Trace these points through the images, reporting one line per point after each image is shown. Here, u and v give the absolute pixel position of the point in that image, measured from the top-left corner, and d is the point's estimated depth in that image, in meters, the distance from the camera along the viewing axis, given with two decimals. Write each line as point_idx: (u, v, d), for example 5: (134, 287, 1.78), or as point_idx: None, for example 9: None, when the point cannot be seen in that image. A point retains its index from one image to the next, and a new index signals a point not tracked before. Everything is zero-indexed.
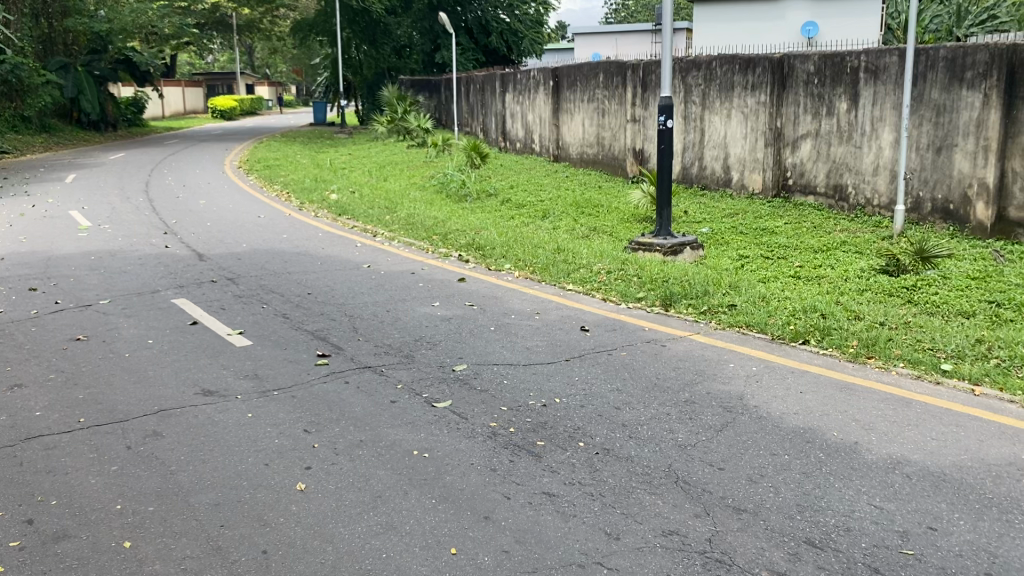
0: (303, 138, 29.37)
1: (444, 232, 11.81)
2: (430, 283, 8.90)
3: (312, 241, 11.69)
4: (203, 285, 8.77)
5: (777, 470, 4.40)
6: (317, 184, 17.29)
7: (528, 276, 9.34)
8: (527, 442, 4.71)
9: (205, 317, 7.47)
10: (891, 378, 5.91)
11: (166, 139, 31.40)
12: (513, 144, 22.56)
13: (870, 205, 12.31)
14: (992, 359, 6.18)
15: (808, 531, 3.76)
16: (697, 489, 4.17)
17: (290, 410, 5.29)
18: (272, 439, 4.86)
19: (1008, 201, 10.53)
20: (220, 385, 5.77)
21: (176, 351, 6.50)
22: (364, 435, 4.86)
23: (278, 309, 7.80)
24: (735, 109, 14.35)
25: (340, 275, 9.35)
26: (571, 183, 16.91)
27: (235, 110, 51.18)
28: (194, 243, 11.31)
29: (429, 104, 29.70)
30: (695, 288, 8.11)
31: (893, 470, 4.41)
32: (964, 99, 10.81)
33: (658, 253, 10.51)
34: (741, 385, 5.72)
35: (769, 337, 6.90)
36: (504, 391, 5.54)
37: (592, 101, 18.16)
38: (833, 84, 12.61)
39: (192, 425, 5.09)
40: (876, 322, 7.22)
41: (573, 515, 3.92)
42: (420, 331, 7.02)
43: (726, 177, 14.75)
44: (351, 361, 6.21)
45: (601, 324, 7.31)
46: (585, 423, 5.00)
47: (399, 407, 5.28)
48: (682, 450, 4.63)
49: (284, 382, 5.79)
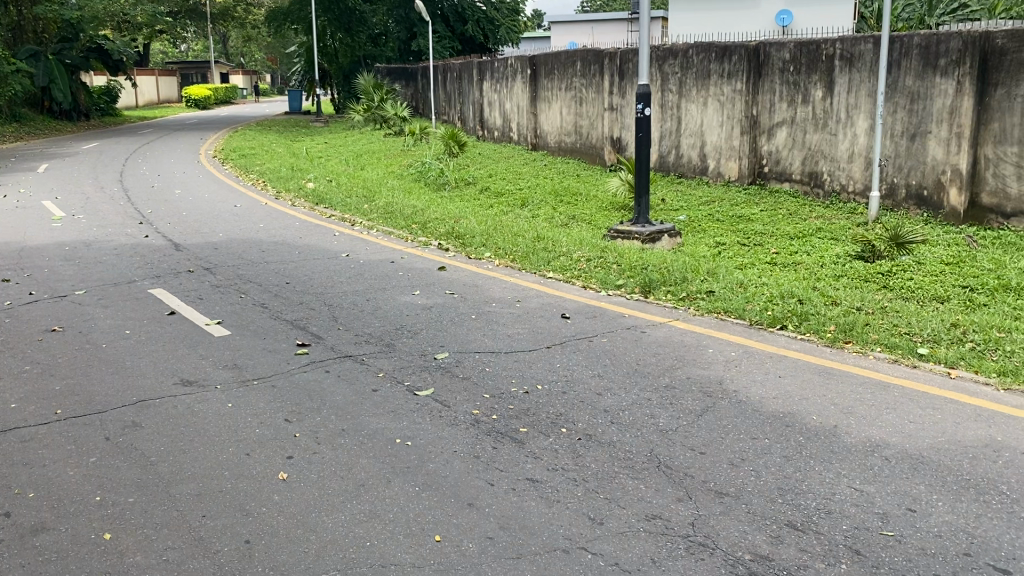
0: (280, 126, 29.19)
1: (423, 221, 11.77)
2: (409, 272, 8.87)
3: (289, 230, 11.61)
4: (180, 275, 8.68)
5: (758, 454, 4.43)
6: (293, 172, 17.17)
7: (508, 264, 9.33)
8: (509, 429, 4.72)
9: (183, 307, 7.41)
10: (867, 362, 5.98)
11: (139, 128, 31.01)
12: (491, 133, 22.50)
13: (845, 191, 12.42)
14: (967, 343, 6.27)
15: (790, 514, 3.80)
16: (679, 473, 4.20)
17: (270, 399, 5.26)
18: (252, 429, 4.83)
19: (981, 186, 10.67)
20: (199, 375, 5.72)
21: (153, 342, 6.44)
22: (346, 424, 4.85)
23: (256, 298, 7.74)
24: (711, 96, 14.39)
25: (319, 264, 9.30)
26: (549, 171, 16.93)
27: (209, 99, 50.64)
28: (170, 233, 11.19)
29: (405, 92, 29.53)
30: (674, 274, 8.16)
31: (871, 454, 4.46)
32: (937, 85, 10.91)
33: (637, 240, 10.54)
34: (720, 370, 5.77)
35: (747, 322, 6.95)
36: (485, 379, 5.55)
37: (570, 89, 18.15)
38: (809, 71, 12.68)
39: (171, 415, 5.05)
40: (853, 308, 7.29)
41: (557, 501, 3.94)
42: (401, 320, 7.00)
43: (702, 164, 14.81)
44: (331, 350, 6.19)
45: (581, 311, 7.32)
46: (567, 409, 5.01)
47: (380, 396, 5.27)
48: (663, 435, 4.66)
49: (264, 371, 5.76)
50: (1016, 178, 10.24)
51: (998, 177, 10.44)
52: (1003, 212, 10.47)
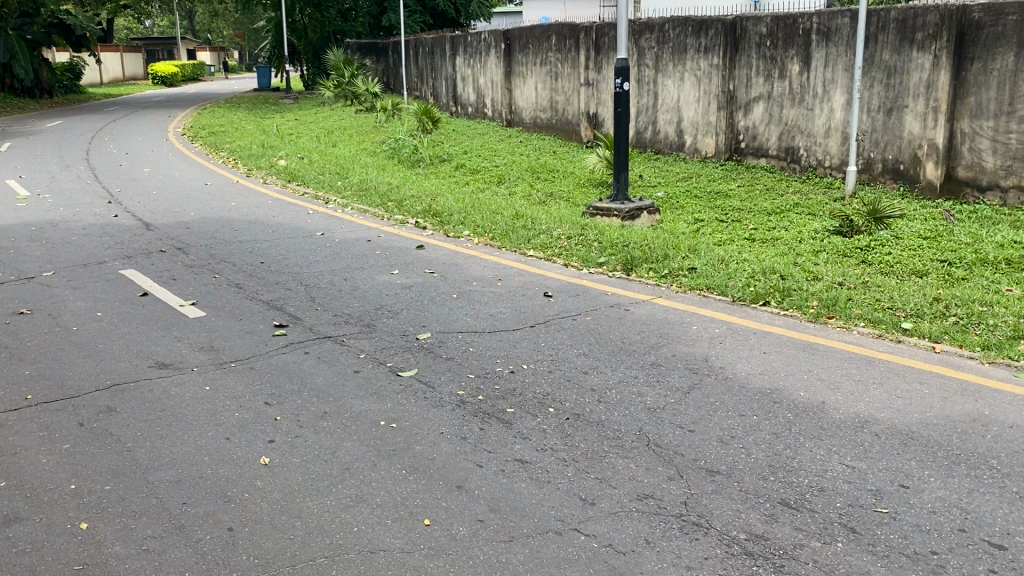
0: (248, 103, 28.68)
1: (399, 198, 11.61)
2: (387, 251, 8.73)
3: (261, 208, 11.39)
4: (151, 255, 8.47)
5: (747, 431, 4.39)
6: (264, 150, 16.89)
7: (488, 243, 9.22)
8: (496, 410, 4.64)
9: (155, 288, 7.23)
10: (851, 337, 5.96)
11: (104, 106, 30.39)
12: (465, 109, 22.26)
13: (821, 166, 12.41)
14: (950, 317, 6.27)
15: (783, 492, 3.76)
16: (669, 452, 4.13)
17: (250, 382, 5.13)
18: (232, 412, 4.71)
19: (957, 160, 10.70)
20: (175, 357, 5.58)
21: (126, 324, 6.27)
22: (328, 406, 4.74)
23: (231, 278, 7.57)
24: (688, 71, 14.29)
25: (294, 243, 9.12)
26: (524, 148, 16.79)
27: (176, 77, 49.76)
28: (140, 212, 10.94)
29: (376, 68, 29.13)
30: (655, 251, 8.09)
31: (862, 430, 4.44)
32: (914, 60, 10.90)
33: (616, 217, 10.47)
34: (705, 347, 5.71)
35: (730, 299, 6.90)
36: (469, 359, 5.45)
37: (545, 64, 17.98)
38: (786, 45, 12.62)
39: (146, 400, 4.91)
40: (835, 283, 7.26)
41: (548, 481, 3.86)
42: (380, 300, 6.87)
43: (679, 140, 14.74)
44: (310, 331, 6.05)
45: (563, 290, 7.22)
46: (554, 388, 4.94)
47: (363, 377, 5.16)
48: (652, 413, 4.60)
49: (241, 353, 5.62)
50: (992, 152, 10.30)
51: (974, 151, 10.48)
52: (978, 186, 10.52)
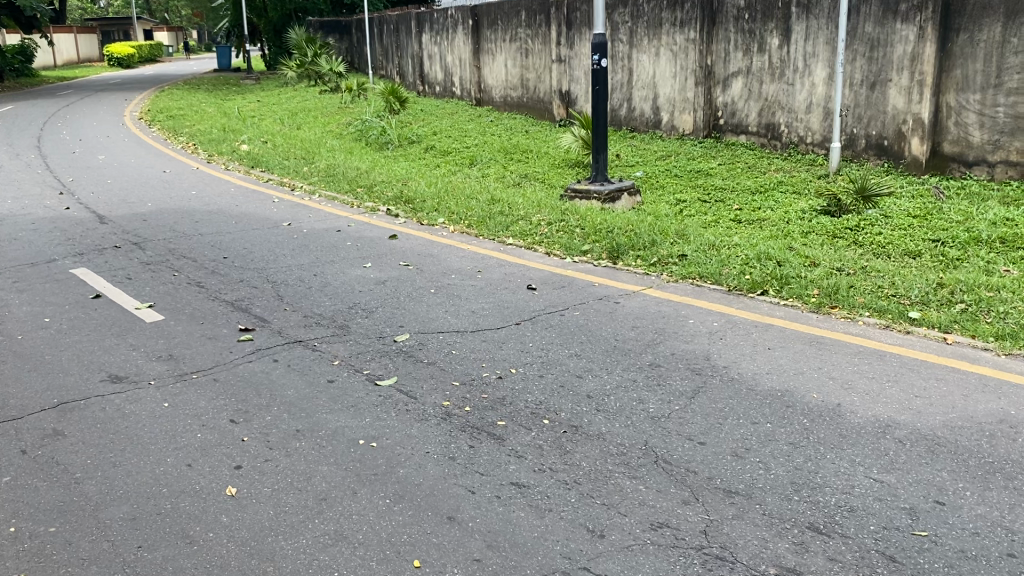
0: (208, 85, 27.86)
1: (369, 184, 11.11)
2: (359, 242, 8.26)
3: (223, 197, 10.84)
4: (105, 252, 7.92)
5: (762, 441, 4.03)
6: (226, 134, 16.25)
7: (464, 230, 8.77)
8: (486, 423, 4.22)
9: (109, 289, 6.71)
10: (858, 329, 5.62)
11: (57, 90, 29.39)
12: (432, 88, 21.66)
13: (802, 143, 12.10)
14: (958, 304, 5.96)
15: (810, 515, 3.40)
16: (680, 470, 3.75)
17: (212, 396, 4.67)
18: (193, 434, 4.25)
19: (942, 135, 10.42)
20: (130, 369, 5.09)
21: (77, 331, 5.76)
22: (301, 424, 4.29)
23: (191, 276, 7.06)
24: (663, 46, 13.88)
25: (259, 235, 8.62)
26: (496, 128, 16.32)
27: (133, 59, 48.37)
28: (94, 203, 10.35)
29: (340, 47, 28.36)
30: (641, 237, 7.70)
31: (884, 436, 4.09)
32: (898, 32, 10.58)
33: (596, 200, 10.06)
34: (705, 343, 5.34)
35: (725, 288, 6.53)
36: (453, 363, 5.03)
37: (515, 41, 17.49)
38: (764, 18, 12.26)
39: (97, 420, 4.43)
40: (833, 269, 6.92)
41: (550, 510, 3.46)
42: (353, 297, 6.41)
43: (655, 118, 14.35)
44: (278, 336, 5.59)
45: (548, 282, 6.81)
46: (547, 396, 4.53)
47: (337, 388, 4.71)
48: (656, 423, 4.21)
49: (203, 363, 5.15)
50: (979, 126, 10.03)
51: (961, 125, 10.20)
52: (965, 161, 10.26)
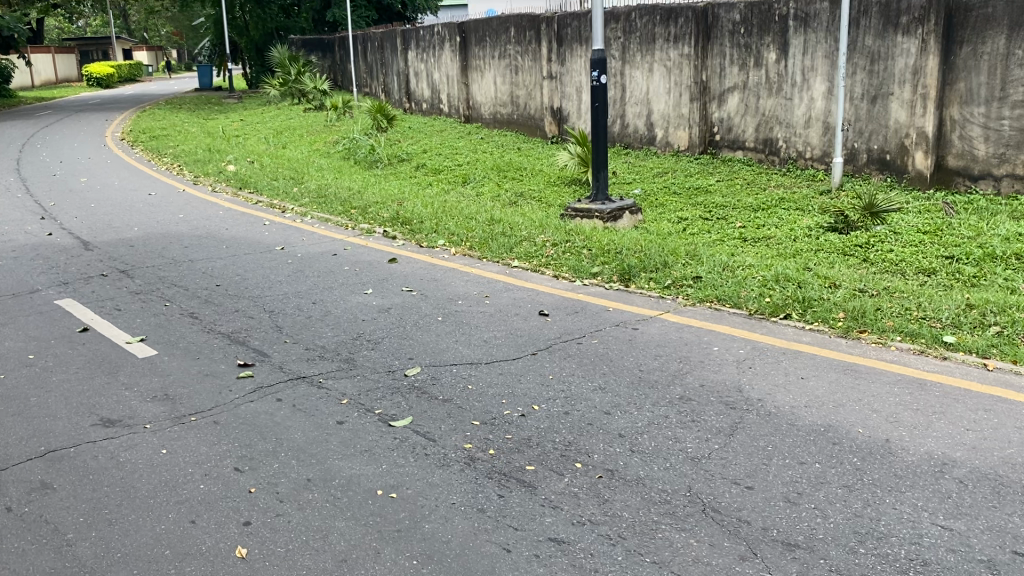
0: (190, 104, 27.47)
1: (363, 205, 10.79)
2: (357, 267, 7.94)
3: (212, 220, 10.50)
4: (91, 280, 7.56)
5: (814, 484, 3.74)
6: (211, 154, 15.89)
7: (466, 253, 8.47)
8: (514, 469, 3.90)
9: (96, 322, 6.34)
10: (891, 355, 5.35)
11: (35, 111, 28.84)
12: (419, 106, 21.40)
13: (802, 158, 11.89)
14: (992, 327, 5.70)
15: (881, 571, 3.11)
16: (731, 520, 3.45)
17: (213, 441, 4.33)
18: (196, 485, 3.91)
19: (947, 148, 10.23)
20: (123, 412, 4.74)
21: (65, 369, 5.40)
22: (313, 472, 3.96)
23: (184, 306, 6.71)
24: (657, 62, 13.68)
25: (251, 260, 8.27)
26: (487, 145, 16.04)
27: (113, 79, 47.94)
28: (77, 228, 9.96)
29: (323, 64, 28.07)
30: (653, 259, 7.43)
31: (941, 476, 3.81)
32: (899, 45, 10.40)
33: (597, 219, 9.77)
34: (734, 374, 5.04)
35: (746, 312, 6.26)
36: (470, 401, 4.70)
37: (504, 57, 17.27)
38: (761, 32, 12.07)
39: (90, 471, 4.07)
40: (855, 290, 6.66)
41: (595, 570, 3.15)
42: (358, 327, 6.08)
43: (649, 134, 14.14)
44: (280, 371, 5.25)
45: (560, 307, 6.51)
46: (575, 437, 4.21)
47: (348, 430, 4.38)
48: (697, 465, 3.91)
49: (202, 404, 4.80)
50: (985, 139, 9.85)
51: (965, 139, 10.02)
52: (970, 175, 10.07)
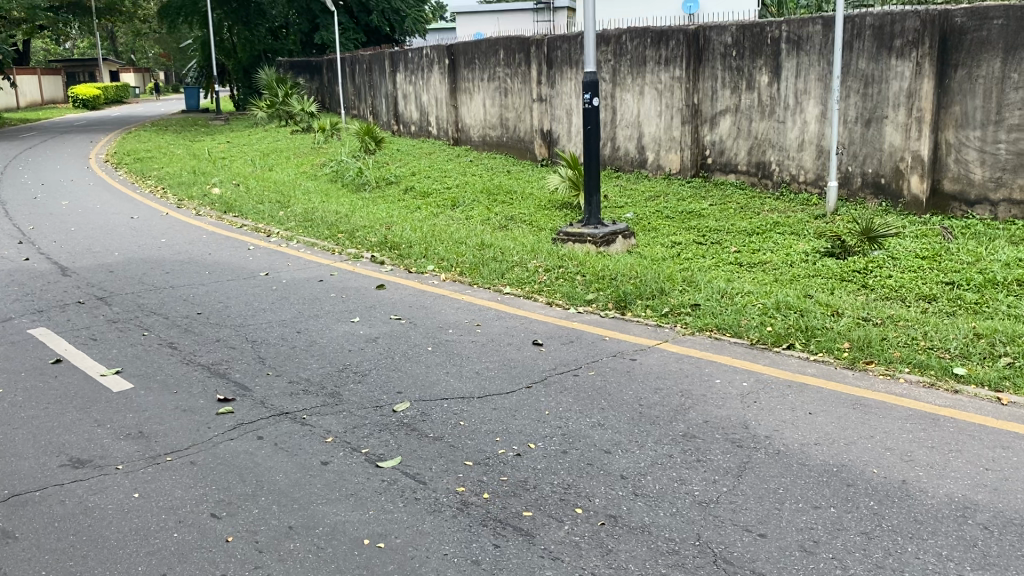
0: (176, 126, 27.25)
1: (351, 229, 10.55)
2: (344, 293, 7.70)
3: (195, 245, 10.23)
4: (67, 308, 7.28)
5: (831, 531, 3.51)
6: (196, 177, 15.62)
7: (456, 278, 8.25)
8: (510, 515, 3.66)
9: (70, 353, 6.06)
10: (901, 389, 5.13)
11: (20, 132, 28.54)
12: (407, 128, 21.23)
13: (795, 181, 11.75)
14: (1003, 358, 5.50)
15: None
16: (745, 572, 3.22)
17: (189, 484, 4.07)
18: (169, 533, 3.64)
19: (943, 172, 10.09)
20: (94, 451, 4.46)
21: (35, 404, 5.12)
22: (295, 519, 3.70)
23: (162, 336, 6.44)
24: (648, 85, 13.56)
25: (234, 287, 8.02)
26: (476, 168, 15.85)
27: (98, 100, 47.58)
28: (56, 253, 9.67)
29: (311, 86, 27.90)
30: (649, 285, 7.22)
31: (964, 521, 3.59)
32: (893, 68, 10.29)
33: (590, 243, 9.56)
34: (739, 409, 4.81)
35: (747, 342, 6.05)
36: (462, 439, 4.45)
37: (493, 80, 17.14)
38: (753, 55, 11.97)
39: (55, 518, 3.80)
40: (859, 318, 6.46)
41: None
42: (344, 359, 5.83)
43: (640, 157, 13.98)
44: (262, 406, 4.99)
45: (554, 336, 6.29)
46: (575, 479, 3.97)
47: (334, 472, 4.12)
48: (706, 510, 3.67)
49: (179, 443, 4.53)
50: (980, 163, 9.72)
51: (961, 162, 9.89)
52: (966, 200, 9.93)
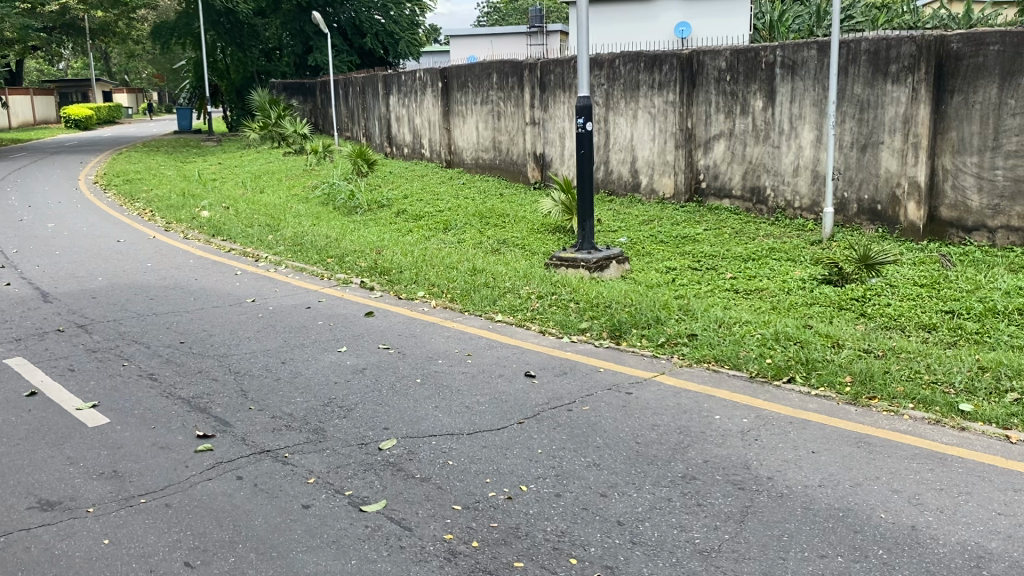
0: (168, 147, 27.07)
1: (341, 253, 10.36)
2: (333, 321, 7.52)
3: (180, 269, 10.02)
4: (45, 336, 7.06)
5: None
6: (185, 199, 15.43)
7: (447, 305, 8.06)
8: (501, 566, 3.46)
9: (46, 385, 5.85)
10: (907, 426, 4.96)
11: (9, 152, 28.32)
12: (400, 150, 21.11)
13: (790, 207, 11.64)
14: (1009, 393, 5.34)
15: None
16: None
17: (163, 529, 3.85)
18: None
19: (940, 199, 9.97)
20: (64, 492, 4.25)
21: (6, 440, 4.91)
22: (273, 569, 3.50)
23: (143, 367, 6.22)
24: (641, 109, 13.46)
25: (219, 314, 7.81)
26: (469, 191, 15.71)
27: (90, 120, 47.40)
28: (38, 278, 9.45)
29: (303, 108, 27.79)
30: (645, 314, 7.05)
31: (979, 572, 3.40)
32: (889, 93, 10.20)
33: (583, 269, 9.40)
34: (740, 448, 4.62)
35: (747, 375, 5.87)
36: (452, 480, 4.26)
37: (486, 103, 17.05)
38: (747, 80, 11.88)
39: (18, 567, 3.58)
40: (860, 350, 6.30)
41: None
42: (330, 392, 5.63)
43: (634, 181, 13.85)
44: (242, 444, 4.78)
45: (547, 368, 6.10)
46: (569, 525, 3.78)
47: (316, 516, 3.92)
48: (707, 560, 3.48)
49: (154, 483, 4.32)
50: (978, 190, 9.62)
51: (958, 189, 9.77)
52: (964, 226, 9.81)
